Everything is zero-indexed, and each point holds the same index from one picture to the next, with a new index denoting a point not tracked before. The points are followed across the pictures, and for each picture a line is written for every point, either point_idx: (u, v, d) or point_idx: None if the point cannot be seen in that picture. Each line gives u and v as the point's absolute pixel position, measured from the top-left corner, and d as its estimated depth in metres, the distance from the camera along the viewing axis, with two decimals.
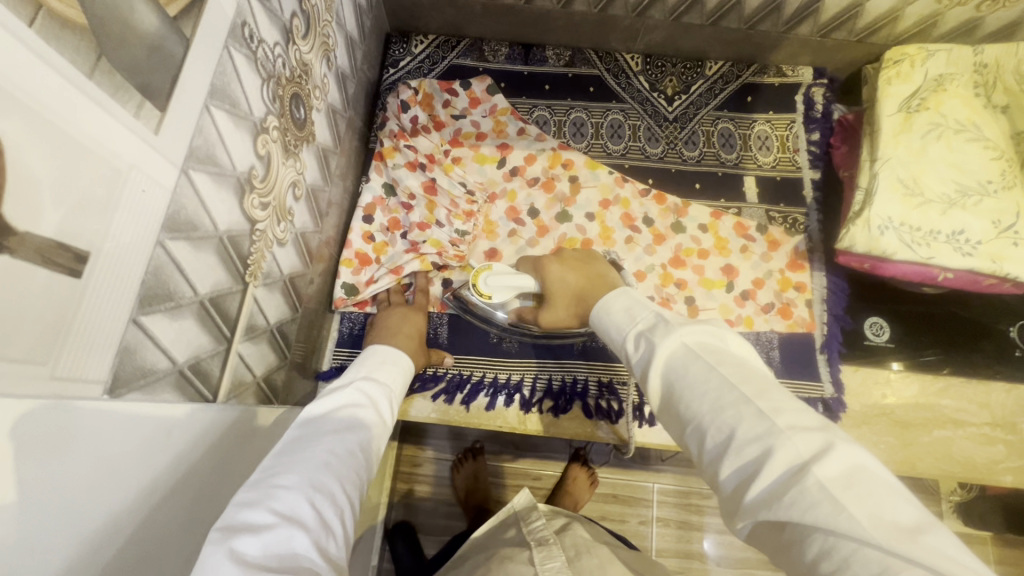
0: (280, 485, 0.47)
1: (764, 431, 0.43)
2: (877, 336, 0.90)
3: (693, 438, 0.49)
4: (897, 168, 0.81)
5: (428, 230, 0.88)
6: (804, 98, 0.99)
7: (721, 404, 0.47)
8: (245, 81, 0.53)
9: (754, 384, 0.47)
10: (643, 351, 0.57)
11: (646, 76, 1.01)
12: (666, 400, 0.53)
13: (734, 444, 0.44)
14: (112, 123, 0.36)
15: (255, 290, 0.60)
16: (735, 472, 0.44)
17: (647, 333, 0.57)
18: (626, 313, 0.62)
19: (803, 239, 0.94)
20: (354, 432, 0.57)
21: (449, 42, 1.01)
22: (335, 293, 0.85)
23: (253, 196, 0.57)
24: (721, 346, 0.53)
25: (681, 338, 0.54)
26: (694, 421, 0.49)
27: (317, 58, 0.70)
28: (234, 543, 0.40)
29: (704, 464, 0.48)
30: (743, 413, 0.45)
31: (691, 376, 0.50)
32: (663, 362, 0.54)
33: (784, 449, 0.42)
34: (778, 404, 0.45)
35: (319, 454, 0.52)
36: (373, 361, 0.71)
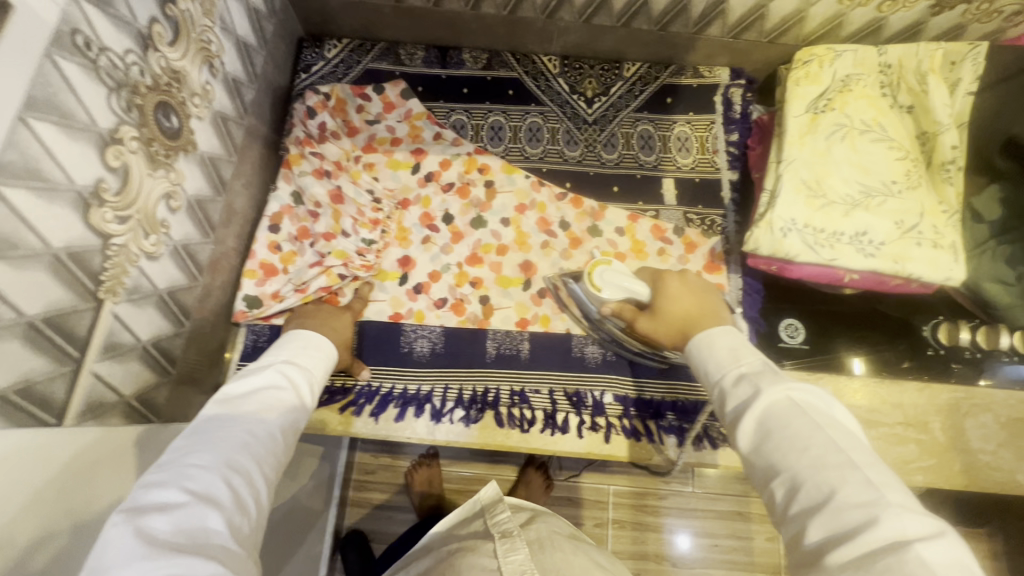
0: (189, 466, 0.45)
1: (872, 499, 0.41)
2: (792, 338, 0.90)
3: (779, 487, 0.46)
4: (801, 170, 0.81)
5: (333, 241, 0.86)
6: (723, 98, 0.98)
7: (823, 462, 0.45)
8: (81, 92, 0.51)
9: (863, 453, 0.45)
10: (743, 391, 0.54)
11: (566, 78, 1.00)
12: (753, 446, 0.50)
13: (832, 507, 0.42)
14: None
15: (115, 306, 0.58)
16: (824, 531, 0.41)
17: (750, 376, 0.55)
18: (730, 353, 0.59)
19: (721, 240, 0.93)
20: (277, 412, 0.55)
21: (364, 45, 0.99)
22: (237, 305, 0.82)
23: (105, 210, 0.55)
24: (828, 409, 0.50)
25: (785, 388, 0.51)
26: (788, 472, 0.46)
27: (195, 65, 0.67)
28: (143, 522, 0.39)
29: (785, 514, 0.45)
30: (847, 477, 0.43)
31: (792, 429, 0.48)
32: (763, 410, 0.51)
33: (889, 522, 0.39)
34: (889, 479, 0.43)
35: (234, 435, 0.49)
36: (297, 346, 0.67)
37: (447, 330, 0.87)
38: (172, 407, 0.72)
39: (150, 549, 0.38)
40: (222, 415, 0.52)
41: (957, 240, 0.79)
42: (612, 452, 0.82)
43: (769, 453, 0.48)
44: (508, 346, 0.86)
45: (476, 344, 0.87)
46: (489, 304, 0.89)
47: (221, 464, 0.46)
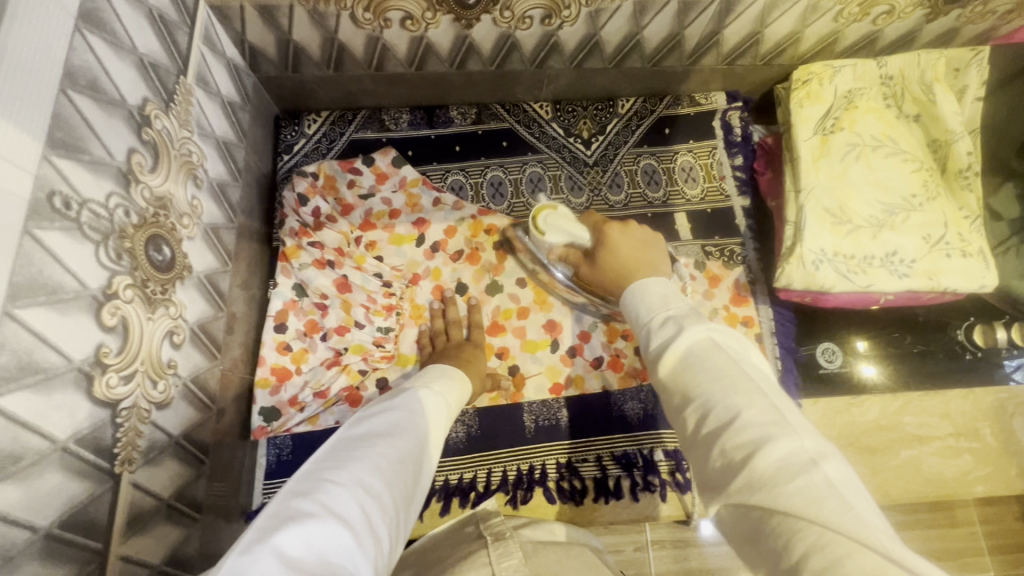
0: (357, 462, 0.46)
1: (774, 420, 0.38)
2: (830, 362, 0.88)
3: (690, 414, 0.42)
4: (821, 198, 0.79)
5: (348, 333, 0.81)
6: (722, 123, 0.96)
7: (733, 387, 0.41)
8: (67, 258, 0.45)
9: (772, 388, 0.41)
10: (664, 329, 0.49)
11: (559, 122, 0.96)
12: (673, 375, 0.46)
13: (735, 426, 0.38)
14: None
15: (133, 475, 0.52)
16: (736, 451, 0.37)
17: (675, 317, 0.50)
18: (660, 299, 0.53)
19: (743, 271, 0.90)
20: (411, 436, 0.53)
21: (346, 116, 0.94)
22: (254, 421, 0.77)
23: (110, 375, 0.49)
24: (743, 350, 0.46)
25: (699, 325, 0.47)
26: (699, 397, 0.42)
27: (179, 183, 0.62)
28: (281, 537, 0.37)
29: (692, 437, 0.42)
30: (753, 400, 0.39)
31: (710, 362, 0.43)
32: (683, 347, 0.46)
33: (789, 442, 0.36)
34: (791, 410, 0.40)
35: (394, 447, 0.50)
36: (428, 376, 0.68)
37: (480, 409, 0.82)
38: (205, 552, 0.66)
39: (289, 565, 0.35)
40: (378, 426, 0.53)
41: (985, 245, 0.77)
42: (672, 511, 0.79)
43: (684, 382, 0.44)
44: (546, 416, 0.82)
45: (513, 419, 0.82)
46: (519, 373, 0.84)
47: (360, 487, 0.44)
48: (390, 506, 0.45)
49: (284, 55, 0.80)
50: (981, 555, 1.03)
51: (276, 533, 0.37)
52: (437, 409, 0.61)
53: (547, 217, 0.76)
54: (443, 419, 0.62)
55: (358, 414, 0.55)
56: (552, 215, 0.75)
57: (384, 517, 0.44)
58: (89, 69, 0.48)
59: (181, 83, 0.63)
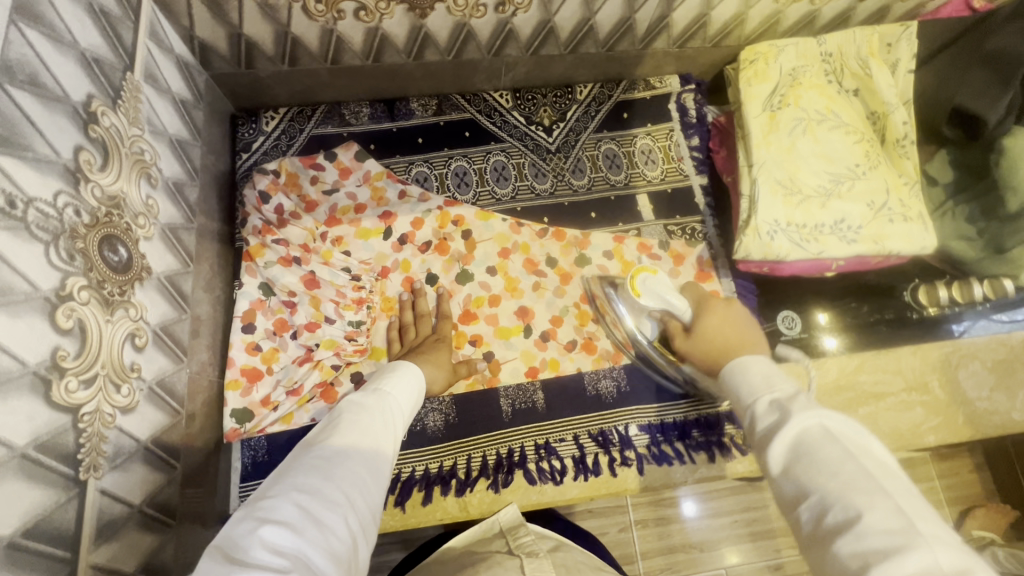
0: (293, 470, 0.47)
1: (902, 528, 0.36)
2: (791, 328, 0.95)
3: (804, 510, 0.41)
4: (773, 171, 0.82)
5: (319, 329, 0.80)
6: (677, 105, 0.99)
7: (851, 486, 0.39)
8: (15, 259, 0.43)
9: (896, 482, 0.39)
10: (770, 414, 0.48)
11: (520, 110, 0.97)
12: (784, 466, 0.44)
13: (857, 531, 0.37)
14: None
15: (101, 481, 0.51)
16: (859, 558, 0.35)
17: (784, 400, 0.48)
18: (764, 379, 0.52)
19: (705, 247, 0.93)
20: (355, 430, 0.52)
21: (304, 112, 0.92)
22: (225, 424, 0.75)
23: (69, 378, 0.48)
24: (865, 438, 0.43)
25: (812, 411, 0.45)
26: (816, 494, 0.40)
27: (132, 182, 0.60)
28: (220, 561, 0.38)
29: (811, 535, 0.40)
30: (878, 503, 0.38)
31: (824, 454, 0.42)
32: (793, 432, 0.44)
33: (922, 556, 0.34)
34: (922, 514, 0.37)
35: (335, 444, 0.50)
36: (379, 373, 0.67)
37: (457, 397, 0.83)
38: (181, 560, 0.64)
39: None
40: (322, 433, 0.53)
41: (923, 210, 0.82)
42: (649, 483, 0.81)
43: (794, 472, 0.42)
44: (523, 400, 0.83)
45: (490, 405, 0.83)
46: (494, 359, 0.85)
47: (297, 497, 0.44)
48: (337, 497, 0.45)
49: (236, 51, 0.78)
50: (938, 509, 1.09)
51: (214, 555, 0.39)
52: (386, 396, 0.60)
53: (644, 279, 0.75)
54: (398, 405, 0.60)
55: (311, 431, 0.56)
56: (649, 277, 0.75)
57: (330, 506, 0.44)
58: (27, 64, 0.46)
59: (128, 80, 0.61)
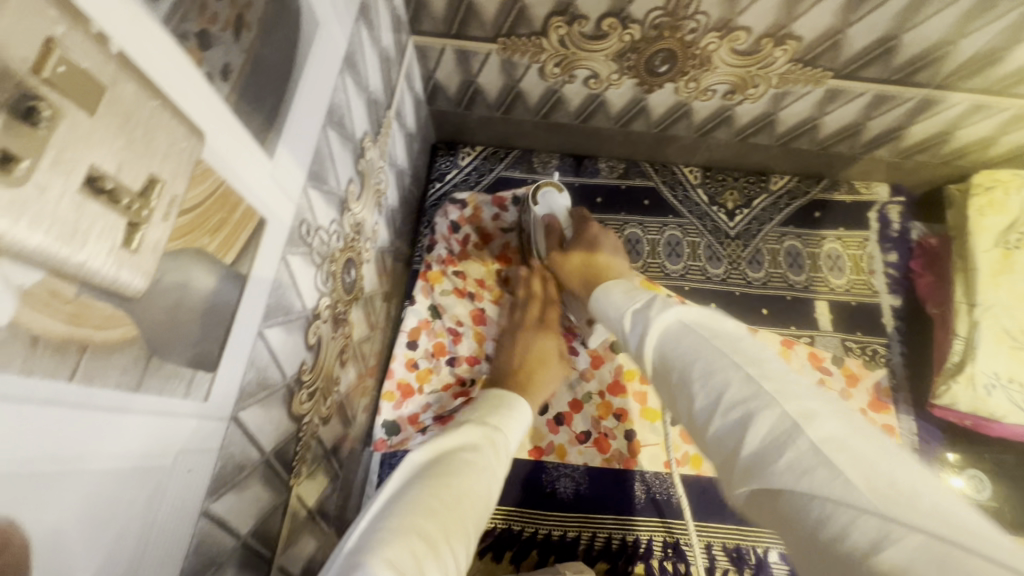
0: (399, 521, 0.34)
1: (757, 395, 0.33)
2: (979, 492, 0.78)
3: (678, 405, 0.38)
4: (1001, 317, 0.73)
5: (477, 365, 0.83)
6: (879, 215, 0.92)
7: (712, 367, 0.36)
8: (301, 280, 0.48)
9: (745, 351, 0.36)
10: (635, 324, 0.46)
11: (706, 189, 0.95)
12: (658, 373, 0.41)
13: (721, 406, 0.34)
14: (144, 421, 0.30)
15: (299, 487, 0.54)
16: (727, 432, 0.33)
17: (643, 308, 0.47)
18: (626, 295, 0.52)
19: (886, 373, 0.85)
20: (474, 468, 0.43)
21: (498, 153, 0.97)
22: (376, 433, 0.79)
23: (301, 391, 0.52)
24: (722, 326, 0.40)
25: (660, 316, 0.43)
26: (680, 383, 0.38)
27: (370, 210, 0.65)
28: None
29: (687, 423, 0.38)
30: (733, 376, 0.34)
31: (683, 345, 0.39)
32: (656, 335, 0.42)
33: (771, 414, 0.31)
34: (771, 371, 0.34)
35: (444, 485, 0.39)
36: (485, 404, 0.55)
37: (592, 467, 0.81)
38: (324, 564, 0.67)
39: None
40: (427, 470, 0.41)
41: None
42: None
43: (665, 370, 0.40)
44: (659, 490, 0.80)
45: (623, 486, 0.80)
46: (635, 440, 0.82)
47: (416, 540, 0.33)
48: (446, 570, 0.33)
49: (463, 94, 0.84)
50: None
51: None
52: (497, 431, 0.51)
53: (547, 193, 0.82)
54: (506, 441, 0.51)
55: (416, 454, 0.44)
56: (551, 190, 0.82)
57: None
58: (340, 107, 0.52)
59: (386, 116, 0.67)
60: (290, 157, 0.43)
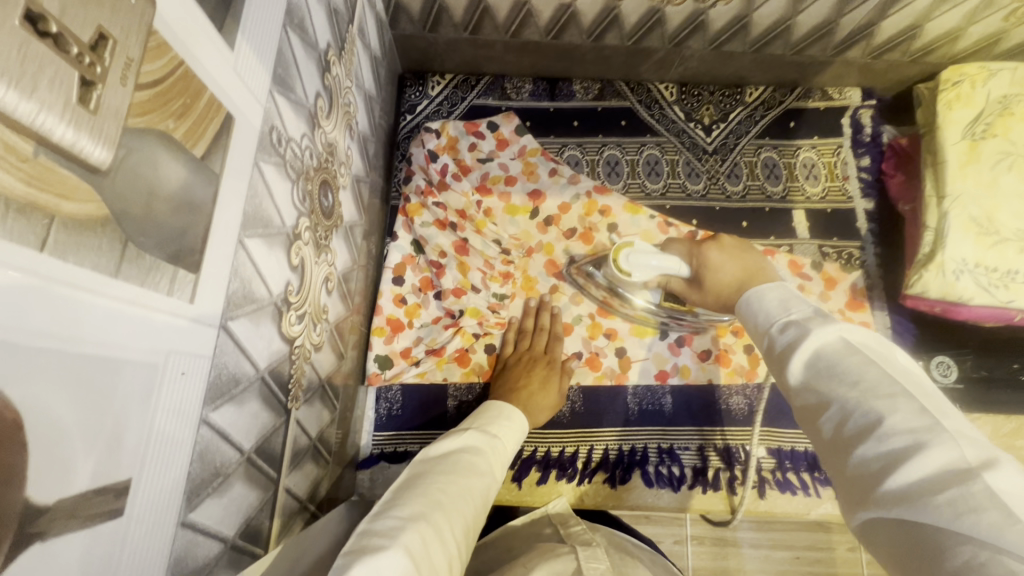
0: (419, 485, 0.50)
1: (922, 427, 0.39)
2: (944, 376, 0.85)
3: (826, 421, 0.45)
4: (969, 205, 0.75)
5: (464, 296, 0.81)
6: (852, 120, 0.92)
7: (875, 392, 0.42)
8: (276, 193, 0.46)
9: (913, 385, 0.42)
10: (789, 335, 0.50)
11: (682, 105, 0.94)
12: (802, 380, 0.47)
13: (880, 434, 0.40)
14: (128, 314, 0.28)
15: (297, 412, 0.54)
16: (880, 460, 0.39)
17: (797, 322, 0.50)
18: (780, 301, 0.54)
19: (861, 274, 0.88)
20: (468, 472, 0.54)
21: (469, 81, 0.93)
22: (369, 368, 0.78)
23: (290, 313, 0.50)
24: (891, 352, 0.45)
25: (820, 332, 0.47)
26: (835, 403, 0.44)
27: (341, 133, 0.62)
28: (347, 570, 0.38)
29: (833, 439, 0.44)
30: (901, 404, 0.40)
31: (842, 365, 0.45)
32: (812, 348, 0.47)
33: (940, 450, 0.37)
34: (944, 410, 0.40)
35: (445, 477, 0.52)
36: (486, 414, 0.66)
37: (585, 387, 0.83)
38: (330, 494, 0.67)
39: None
40: (437, 464, 0.54)
41: None
42: (768, 508, 0.79)
43: (814, 385, 0.46)
44: (650, 402, 0.82)
45: (616, 401, 0.82)
46: (625, 356, 0.84)
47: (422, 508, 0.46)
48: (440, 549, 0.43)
49: (427, 14, 0.79)
50: None
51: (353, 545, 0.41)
52: (497, 440, 0.61)
53: (629, 256, 0.73)
54: (505, 447, 0.62)
55: (423, 455, 0.57)
56: (631, 251, 0.74)
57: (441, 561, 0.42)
58: (299, 8, 0.48)
59: (349, 32, 0.63)
60: (252, 53, 0.40)
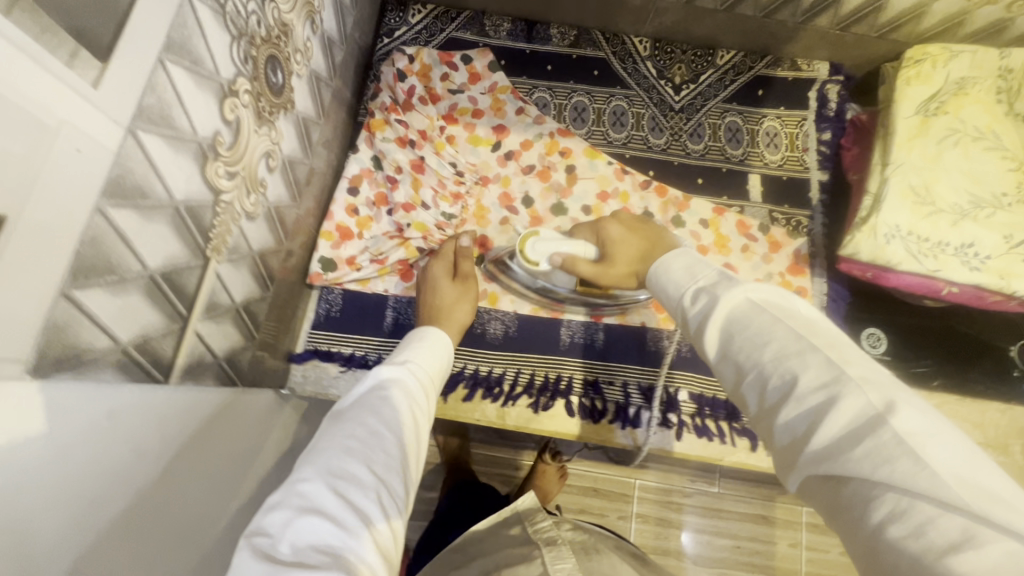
0: (322, 442, 0.49)
1: (831, 378, 0.39)
2: (873, 348, 0.86)
3: (748, 389, 0.45)
4: (909, 175, 0.77)
5: (413, 212, 0.84)
6: (818, 94, 0.94)
7: (785, 352, 0.43)
8: (209, 37, 0.48)
9: (823, 335, 0.43)
10: (706, 301, 0.51)
11: (655, 62, 0.96)
12: (720, 351, 0.48)
13: (795, 395, 0.40)
14: (15, 56, 0.30)
15: (218, 265, 0.56)
16: (801, 420, 0.40)
17: (711, 287, 0.52)
18: (687, 272, 0.57)
19: (806, 242, 0.90)
20: (379, 411, 0.54)
21: (449, 13, 0.95)
22: (312, 267, 0.82)
23: (218, 164, 0.53)
24: (791, 304, 0.47)
25: (732, 293, 0.49)
26: (753, 370, 0.44)
27: (300, 20, 0.65)
28: (261, 546, 0.38)
29: (757, 406, 0.44)
30: (810, 360, 0.41)
31: (753, 328, 0.46)
32: (723, 316, 0.49)
33: (848, 399, 0.38)
34: (850, 357, 0.41)
35: (355, 425, 0.51)
36: (405, 344, 0.67)
37: (521, 314, 0.86)
38: (252, 372, 0.70)
39: (274, 569, 0.36)
40: (344, 415, 0.54)
41: None
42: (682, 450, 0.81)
43: (730, 354, 0.47)
44: (582, 335, 0.85)
45: (549, 331, 0.85)
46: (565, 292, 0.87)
47: (328, 472, 0.45)
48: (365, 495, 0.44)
49: None
50: None
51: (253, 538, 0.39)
52: (411, 367, 0.62)
53: (534, 244, 0.77)
54: (423, 370, 0.63)
55: (331, 412, 0.55)
56: (535, 240, 0.78)
57: (369, 509, 0.44)
58: None
59: None
60: None
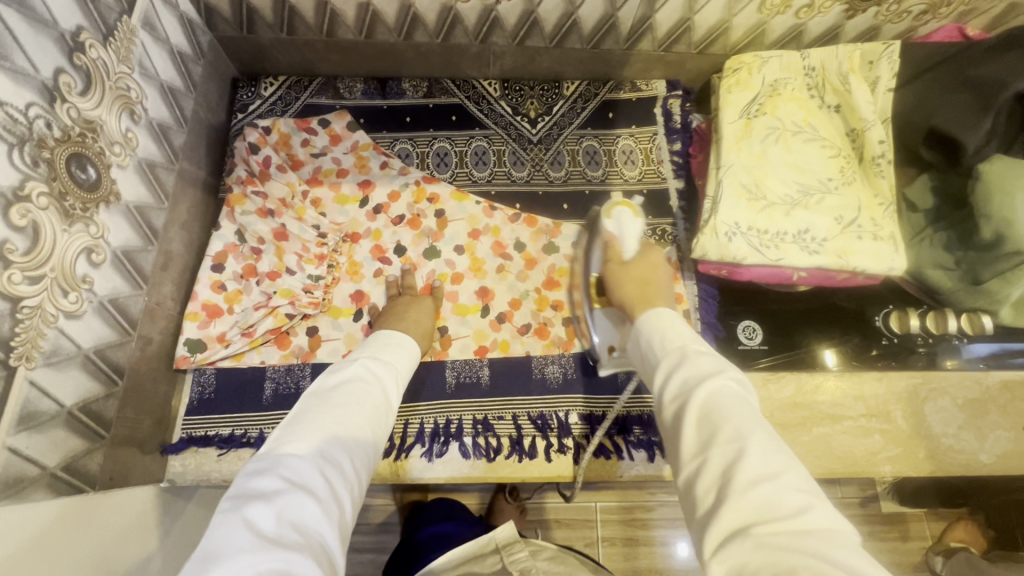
0: (310, 421, 0.51)
1: (809, 492, 0.39)
2: (749, 339, 0.91)
3: (713, 459, 0.42)
4: (739, 175, 0.83)
5: (279, 279, 0.84)
6: (662, 110, 1.00)
7: (770, 445, 0.42)
8: None
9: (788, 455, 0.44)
10: (703, 362, 0.50)
11: (507, 100, 1.01)
12: (695, 415, 0.46)
13: (774, 483, 0.39)
14: None
15: (30, 372, 0.54)
16: (772, 506, 0.38)
17: (707, 354, 0.51)
18: (684, 335, 0.56)
19: (673, 249, 0.94)
20: (366, 406, 0.56)
21: (302, 82, 0.99)
22: (177, 351, 0.80)
23: (13, 270, 0.52)
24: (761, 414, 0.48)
25: (730, 373, 0.48)
26: (730, 443, 0.42)
27: (112, 114, 0.65)
28: (247, 512, 0.41)
29: (711, 480, 0.41)
30: (789, 463, 0.41)
31: (743, 410, 0.45)
32: (713, 384, 0.47)
33: (825, 516, 0.37)
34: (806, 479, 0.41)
35: (342, 412, 0.53)
36: (378, 341, 0.68)
37: None
38: (109, 474, 0.67)
39: (257, 542, 0.39)
40: (330, 395, 0.55)
41: (896, 231, 0.80)
42: (582, 473, 0.81)
43: (709, 423, 0.45)
44: (467, 375, 0.85)
45: (434, 376, 0.85)
46: (447, 335, 0.87)
47: (318, 456, 0.47)
48: (346, 491, 0.47)
49: (239, 15, 0.85)
50: None
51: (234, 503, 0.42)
52: (388, 368, 0.64)
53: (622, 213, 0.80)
54: (399, 372, 0.65)
55: (313, 388, 0.56)
56: (626, 212, 0.79)
57: (344, 504, 0.47)
58: None
59: (124, 23, 0.67)
60: None
